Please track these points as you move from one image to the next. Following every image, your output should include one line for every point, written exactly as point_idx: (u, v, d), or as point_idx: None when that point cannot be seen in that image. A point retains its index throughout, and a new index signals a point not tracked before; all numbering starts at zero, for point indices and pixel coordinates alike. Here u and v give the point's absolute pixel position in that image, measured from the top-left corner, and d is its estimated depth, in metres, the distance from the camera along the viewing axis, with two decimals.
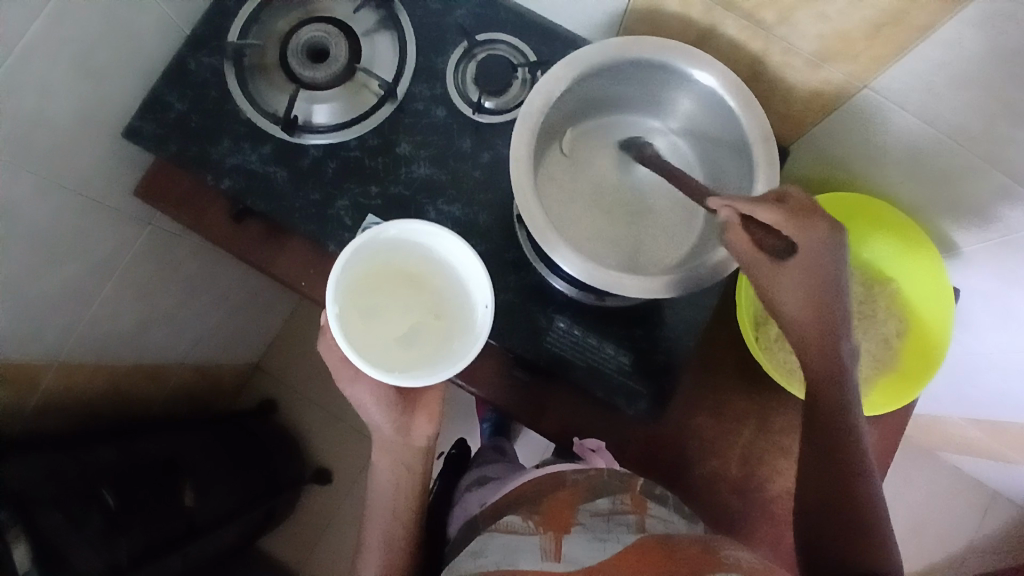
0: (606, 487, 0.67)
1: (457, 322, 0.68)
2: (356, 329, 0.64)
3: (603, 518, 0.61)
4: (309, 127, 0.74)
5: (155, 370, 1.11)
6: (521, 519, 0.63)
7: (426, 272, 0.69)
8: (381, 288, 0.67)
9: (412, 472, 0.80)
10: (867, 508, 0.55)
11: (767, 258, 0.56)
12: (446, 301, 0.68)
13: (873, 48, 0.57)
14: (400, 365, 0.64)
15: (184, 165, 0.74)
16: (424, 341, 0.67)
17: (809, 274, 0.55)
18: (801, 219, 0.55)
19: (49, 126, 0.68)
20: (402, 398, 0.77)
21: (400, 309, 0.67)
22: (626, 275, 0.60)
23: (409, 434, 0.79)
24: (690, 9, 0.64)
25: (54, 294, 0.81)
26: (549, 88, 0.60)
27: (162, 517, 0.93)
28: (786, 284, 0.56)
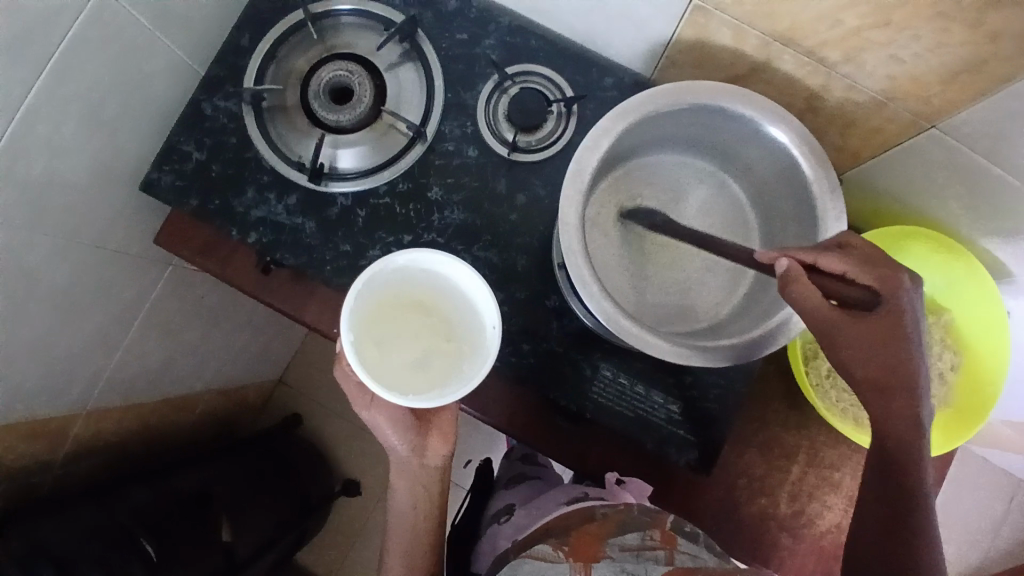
0: (635, 520, 0.64)
1: (470, 344, 0.62)
2: (367, 360, 0.58)
3: (633, 552, 0.59)
4: (335, 173, 0.70)
5: (182, 401, 1.09)
6: (550, 548, 0.63)
7: (432, 295, 0.63)
8: (387, 316, 0.61)
9: (429, 493, 0.77)
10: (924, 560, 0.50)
11: (844, 316, 0.50)
12: (457, 323, 0.62)
13: (948, 90, 0.53)
14: (415, 395, 0.58)
15: (207, 218, 0.71)
16: (437, 366, 0.61)
17: (887, 327, 0.49)
18: (880, 271, 0.50)
19: (64, 188, 0.65)
20: (415, 418, 0.72)
21: (409, 336, 0.61)
22: (685, 344, 0.57)
23: (425, 454, 0.73)
24: (744, 43, 0.60)
25: (78, 347, 0.79)
26: (596, 143, 0.56)
27: (202, 555, 0.93)
28: (860, 346, 0.50)
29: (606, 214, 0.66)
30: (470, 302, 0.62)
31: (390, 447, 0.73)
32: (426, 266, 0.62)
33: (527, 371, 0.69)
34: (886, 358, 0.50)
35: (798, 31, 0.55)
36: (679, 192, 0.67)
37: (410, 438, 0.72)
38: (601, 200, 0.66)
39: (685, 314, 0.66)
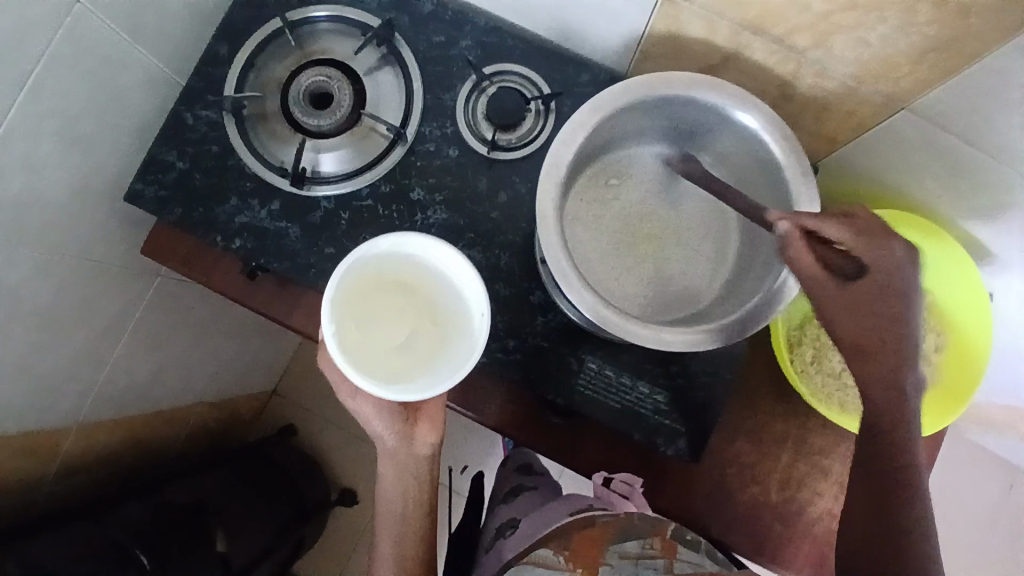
0: (635, 527, 0.67)
1: (457, 326, 0.60)
2: (351, 348, 0.57)
3: (632, 561, 0.64)
4: (318, 177, 0.71)
5: (173, 413, 1.09)
6: (551, 551, 0.66)
7: (416, 272, 0.60)
8: (370, 297, 0.59)
9: (418, 482, 0.75)
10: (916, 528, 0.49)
11: (832, 280, 0.53)
12: (442, 303, 0.60)
13: (916, 71, 0.54)
14: (399, 379, 0.58)
15: (190, 227, 0.71)
16: (423, 349, 0.60)
17: (875, 298, 0.51)
18: (873, 237, 0.53)
19: (45, 202, 0.65)
20: (404, 406, 0.70)
21: (392, 318, 0.59)
22: (669, 331, 0.58)
23: (414, 444, 0.71)
24: (716, 34, 0.60)
25: (64, 362, 0.79)
26: (571, 136, 0.57)
27: (200, 563, 0.92)
28: (849, 309, 0.52)
29: (587, 206, 0.67)
30: (454, 285, 0.61)
31: (374, 434, 0.71)
32: (410, 248, 0.60)
33: (514, 365, 0.70)
34: (875, 319, 0.51)
35: (767, 19, 0.55)
36: (661, 183, 0.68)
37: (398, 427, 0.70)
38: (581, 193, 0.67)
39: (671, 302, 0.66)
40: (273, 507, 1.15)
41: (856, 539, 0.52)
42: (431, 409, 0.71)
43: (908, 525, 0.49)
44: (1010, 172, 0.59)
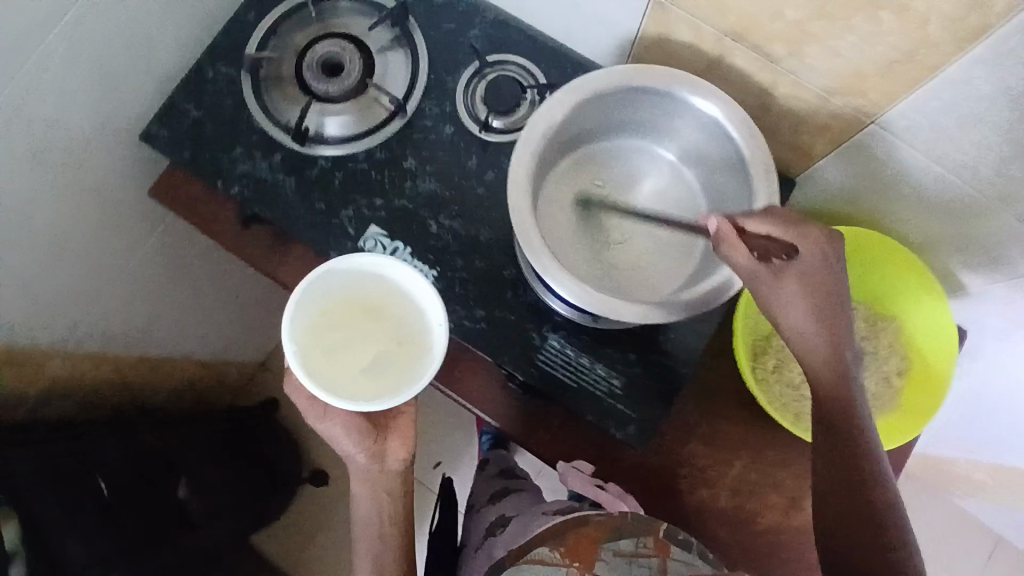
0: (629, 526, 0.68)
1: (423, 345, 0.65)
2: (320, 371, 0.62)
3: (626, 558, 0.65)
4: (319, 138, 0.76)
5: (160, 365, 1.13)
6: (548, 549, 0.67)
7: (383, 299, 0.66)
8: (339, 325, 0.65)
9: (391, 498, 0.77)
10: (881, 511, 0.55)
11: (766, 268, 0.55)
12: (408, 325, 0.65)
13: (883, 84, 0.56)
14: (368, 400, 0.62)
15: (196, 171, 0.76)
16: (390, 369, 0.64)
17: (818, 285, 0.55)
18: (799, 231, 0.56)
19: (67, 130, 0.71)
20: (373, 425, 0.73)
21: (360, 343, 0.64)
22: (618, 303, 0.61)
23: (386, 461, 0.74)
24: (701, 40, 0.64)
25: (63, 289, 0.84)
26: (551, 113, 0.61)
27: (156, 508, 0.97)
28: (786, 296, 0.56)
29: (564, 190, 0.71)
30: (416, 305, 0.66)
31: (346, 454, 0.74)
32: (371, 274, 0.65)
33: (478, 334, 0.73)
34: (819, 311, 0.56)
35: (746, 26, 0.59)
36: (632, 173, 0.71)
37: (368, 445, 0.73)
38: (560, 177, 0.71)
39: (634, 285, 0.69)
40: (243, 478, 1.20)
41: (840, 532, 0.56)
42: (401, 426, 0.74)
43: (874, 509, 0.55)
44: (975, 189, 0.61)
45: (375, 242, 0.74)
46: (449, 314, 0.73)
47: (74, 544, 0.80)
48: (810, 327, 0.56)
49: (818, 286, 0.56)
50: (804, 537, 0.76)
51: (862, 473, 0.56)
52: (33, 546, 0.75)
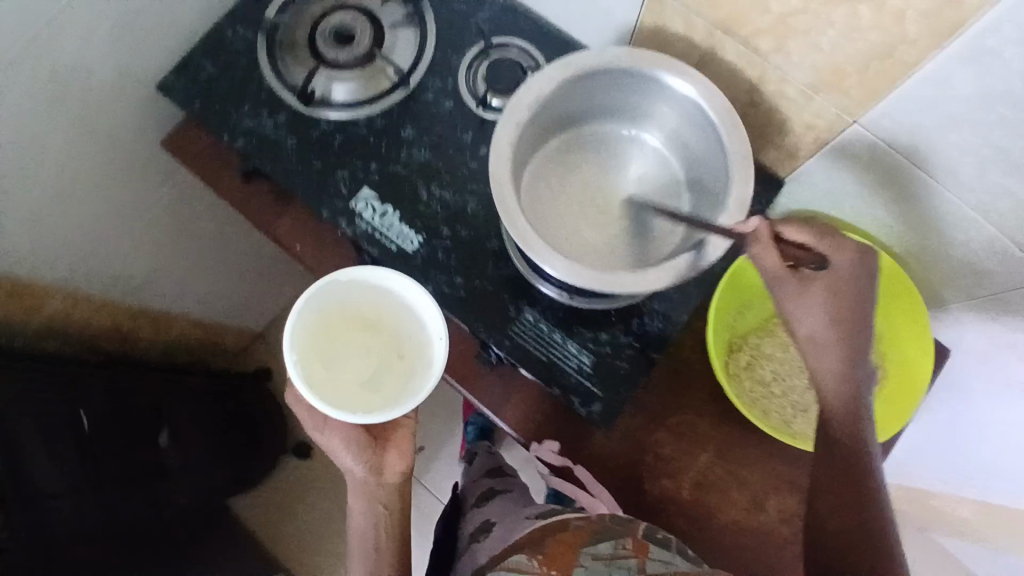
0: (609, 529, 0.65)
1: (420, 357, 0.68)
2: (318, 381, 0.65)
3: (605, 562, 0.61)
4: (325, 102, 0.79)
5: (159, 319, 1.16)
6: (524, 557, 0.63)
7: (382, 313, 0.69)
8: (339, 337, 0.68)
9: (387, 512, 0.76)
10: (880, 527, 0.54)
11: (792, 274, 0.55)
12: (406, 338, 0.69)
13: (863, 81, 0.57)
14: (369, 410, 0.65)
15: (205, 124, 0.79)
16: (389, 381, 0.68)
17: (841, 292, 0.54)
18: (837, 242, 0.55)
19: (88, 74, 0.74)
20: (372, 437, 0.72)
21: (360, 354, 0.68)
22: (584, 268, 0.61)
23: (384, 474, 0.73)
24: (693, 32, 0.66)
25: (70, 230, 0.88)
26: (540, 85, 0.63)
27: (134, 455, 0.98)
28: (810, 301, 0.55)
29: (552, 168, 0.72)
30: (414, 318, 0.69)
31: (345, 466, 0.73)
32: (371, 286, 0.68)
33: (455, 301, 0.74)
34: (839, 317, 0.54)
35: (735, 19, 0.60)
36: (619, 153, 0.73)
37: (367, 457, 0.72)
38: (550, 155, 0.72)
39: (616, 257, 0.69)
40: (226, 447, 1.19)
41: (831, 539, 0.55)
42: (400, 438, 0.73)
43: (874, 524, 0.54)
44: (953, 196, 0.61)
45: (367, 204, 0.76)
46: (430, 279, 0.75)
47: (54, 471, 0.83)
48: (817, 332, 0.55)
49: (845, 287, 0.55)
50: (762, 535, 0.75)
51: (863, 484, 0.55)
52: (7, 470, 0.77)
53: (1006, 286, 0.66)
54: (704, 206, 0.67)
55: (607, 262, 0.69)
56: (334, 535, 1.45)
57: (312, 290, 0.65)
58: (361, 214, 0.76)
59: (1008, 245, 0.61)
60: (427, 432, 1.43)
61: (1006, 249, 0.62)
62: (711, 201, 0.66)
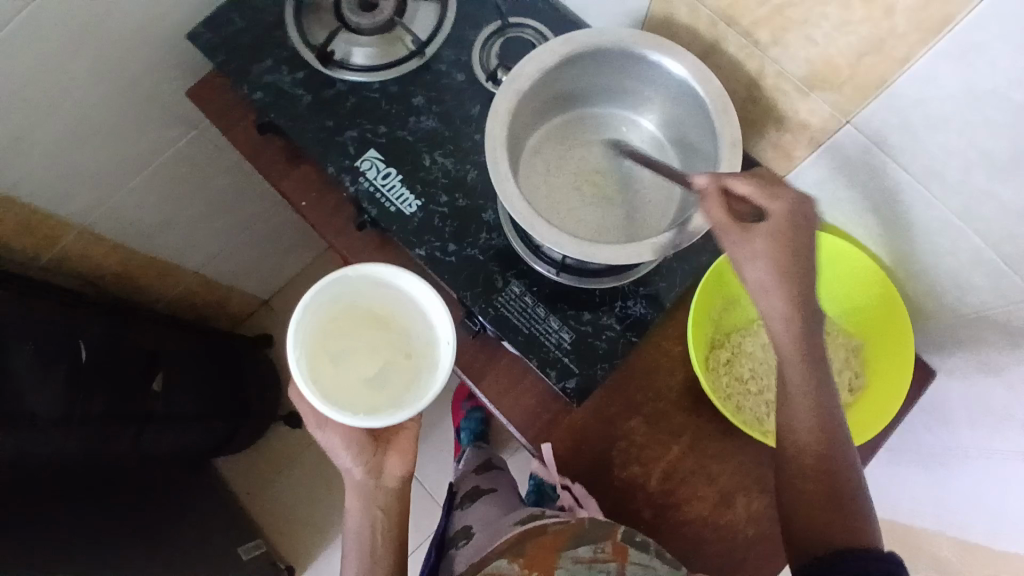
0: (588, 531, 0.64)
1: (427, 359, 0.67)
2: (322, 380, 0.64)
3: (586, 565, 0.63)
4: (343, 63, 0.81)
5: (168, 270, 1.19)
6: (505, 560, 0.64)
7: (392, 312, 0.69)
8: (347, 333, 0.68)
9: (385, 514, 0.75)
10: (849, 481, 0.58)
11: (738, 224, 0.58)
12: (414, 338, 0.68)
13: (856, 78, 0.58)
14: (372, 409, 0.64)
15: (226, 74, 0.82)
16: (394, 381, 0.67)
17: (784, 237, 0.57)
18: (776, 191, 0.58)
19: (121, 14, 0.78)
20: (374, 439, 0.72)
21: (367, 353, 0.67)
22: (566, 236, 0.63)
23: (382, 475, 0.73)
24: (699, 22, 0.67)
25: (92, 167, 0.92)
26: (542, 58, 0.65)
27: (127, 393, 0.98)
28: (755, 249, 0.57)
29: (549, 143, 0.74)
30: (423, 320, 0.68)
31: (344, 468, 0.73)
32: (379, 284, 0.68)
33: (445, 266, 0.76)
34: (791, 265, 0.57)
35: (737, 9, 0.62)
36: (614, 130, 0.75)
37: (366, 459, 0.72)
38: (548, 131, 0.75)
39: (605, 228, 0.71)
40: (216, 398, 1.19)
41: (806, 499, 0.58)
42: (401, 441, 0.73)
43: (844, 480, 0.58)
44: (940, 202, 0.61)
45: (371, 164, 0.79)
46: (422, 242, 0.76)
47: (46, 398, 0.84)
48: (774, 295, 0.57)
49: (789, 233, 0.57)
50: (727, 534, 0.74)
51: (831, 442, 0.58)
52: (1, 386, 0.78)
53: (989, 304, 0.65)
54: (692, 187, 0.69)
55: (595, 232, 0.71)
56: (317, 503, 1.47)
57: (320, 284, 0.65)
58: (365, 173, 0.78)
59: (994, 257, 0.61)
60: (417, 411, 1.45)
61: (992, 262, 0.61)
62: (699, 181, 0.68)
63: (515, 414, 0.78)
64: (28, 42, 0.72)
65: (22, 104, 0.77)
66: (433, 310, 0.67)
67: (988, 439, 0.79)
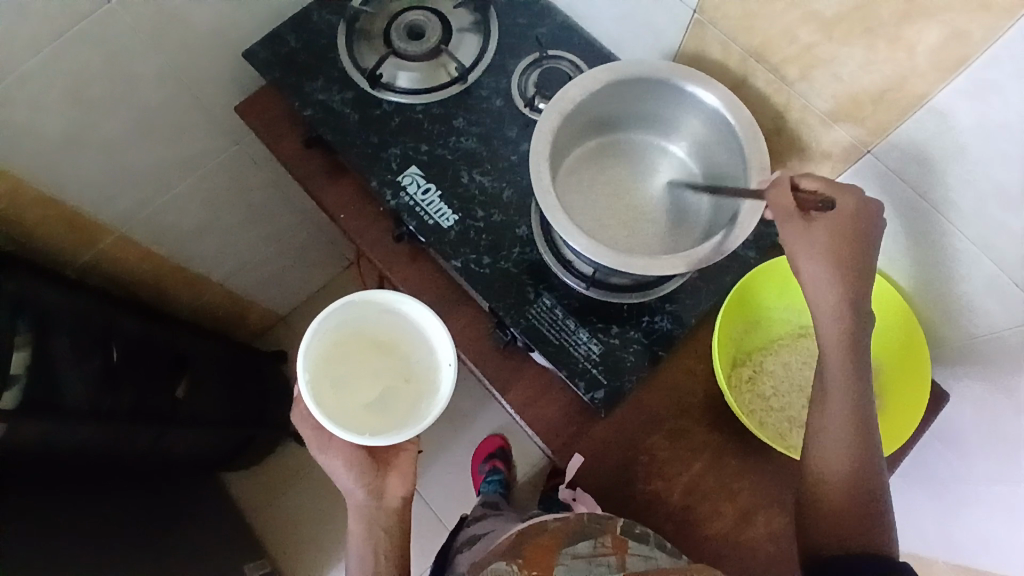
0: (586, 528, 0.66)
1: (429, 383, 0.68)
2: (327, 403, 0.65)
3: (585, 560, 0.62)
4: (389, 85, 0.86)
5: (195, 280, 1.22)
6: (503, 562, 0.63)
7: (397, 336, 0.69)
8: (351, 358, 0.68)
9: (388, 538, 0.74)
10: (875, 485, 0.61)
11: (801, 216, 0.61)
12: (414, 362, 0.69)
13: (878, 113, 0.62)
14: (375, 433, 0.65)
15: (280, 89, 0.87)
16: (395, 404, 0.67)
17: (845, 230, 0.60)
18: (840, 190, 0.62)
19: (187, 29, 0.84)
20: (374, 461, 0.73)
21: (367, 378, 0.67)
22: (602, 246, 0.67)
23: (384, 497, 0.73)
24: (729, 58, 0.72)
25: (137, 171, 0.96)
26: (586, 85, 0.71)
27: (152, 396, 0.99)
28: (814, 240, 0.61)
29: (584, 160, 0.79)
30: (426, 345, 0.69)
31: (345, 490, 0.72)
32: (385, 309, 0.69)
33: (478, 277, 0.79)
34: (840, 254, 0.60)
35: (768, 47, 0.67)
36: (645, 153, 0.80)
37: (368, 481, 0.72)
38: (584, 149, 0.79)
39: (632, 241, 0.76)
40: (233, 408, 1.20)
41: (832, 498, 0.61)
42: (402, 462, 0.74)
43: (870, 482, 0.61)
44: (957, 230, 0.65)
45: (412, 179, 0.83)
46: (458, 255, 0.80)
47: (77, 389, 0.85)
48: (823, 288, 0.61)
49: (847, 237, 0.61)
50: (748, 553, 0.75)
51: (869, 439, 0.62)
52: (39, 379, 0.80)
53: (1002, 328, 0.68)
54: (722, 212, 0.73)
55: (621, 243, 0.75)
56: (319, 522, 1.45)
57: (327, 308, 0.66)
58: (405, 188, 0.82)
59: (1010, 283, 0.64)
60: (427, 431, 1.45)
61: (1004, 285, 0.65)
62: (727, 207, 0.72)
63: (540, 426, 0.79)
64: (98, 43, 0.77)
65: (83, 102, 0.82)
66: (437, 333, 0.68)
67: (1004, 468, 0.82)
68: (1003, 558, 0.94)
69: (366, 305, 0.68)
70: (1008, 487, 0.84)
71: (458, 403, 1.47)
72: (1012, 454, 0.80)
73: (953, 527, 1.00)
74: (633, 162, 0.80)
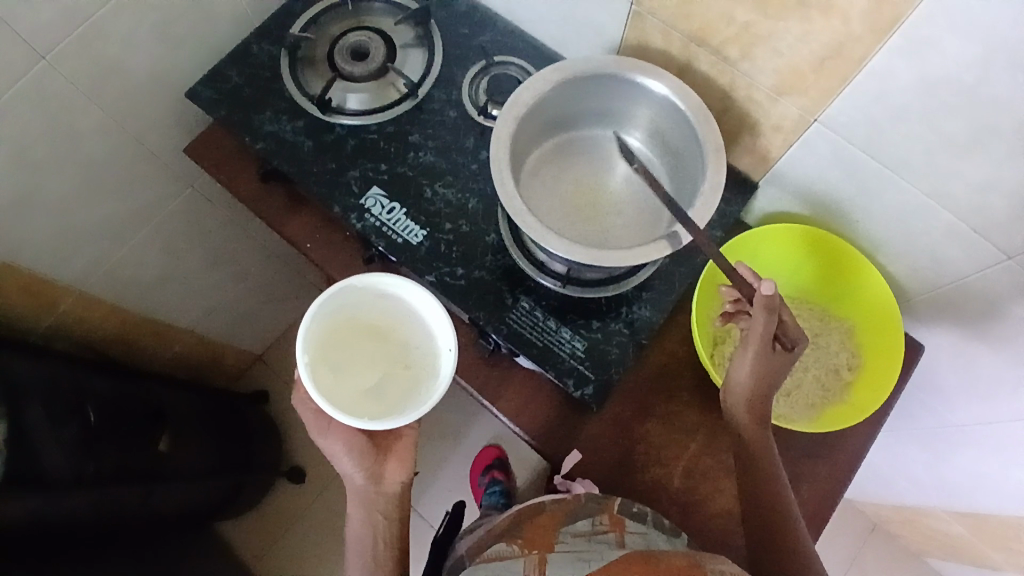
0: (584, 508, 0.65)
1: (427, 368, 0.67)
2: (325, 387, 0.63)
3: (585, 537, 0.60)
4: (339, 109, 0.85)
5: (164, 330, 1.19)
6: (504, 544, 0.61)
7: (395, 322, 0.69)
8: (349, 344, 0.67)
9: (388, 521, 0.72)
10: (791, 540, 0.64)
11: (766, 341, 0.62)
12: (413, 349, 0.68)
13: (820, 81, 0.64)
14: (374, 417, 0.64)
15: (228, 126, 0.85)
16: (394, 391, 0.66)
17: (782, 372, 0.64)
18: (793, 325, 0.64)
19: (123, 76, 0.82)
20: (374, 445, 0.70)
21: (365, 364, 0.66)
22: (574, 245, 0.67)
23: (383, 482, 0.71)
24: (671, 46, 0.74)
25: (91, 229, 0.93)
26: (537, 87, 0.72)
27: (133, 456, 0.96)
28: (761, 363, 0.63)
29: (543, 163, 0.80)
30: (425, 330, 0.68)
31: (345, 474, 0.71)
32: (385, 294, 0.68)
33: (454, 290, 0.79)
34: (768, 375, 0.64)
35: (707, 30, 0.68)
36: (604, 148, 0.81)
37: (366, 464, 0.70)
38: (541, 151, 0.80)
39: (599, 235, 0.77)
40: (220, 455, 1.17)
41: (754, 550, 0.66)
42: (401, 447, 0.71)
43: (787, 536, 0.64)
44: (910, 184, 0.67)
45: (375, 201, 0.82)
46: (431, 270, 0.79)
47: (59, 460, 0.82)
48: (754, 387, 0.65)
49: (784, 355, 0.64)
50: None
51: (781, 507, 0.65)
52: (15, 452, 0.76)
53: (966, 273, 0.71)
54: (684, 197, 0.74)
55: (589, 238, 0.76)
56: (323, 558, 1.42)
57: (327, 290, 0.64)
58: (370, 210, 0.82)
59: (966, 229, 0.66)
60: (421, 451, 1.43)
61: (963, 232, 0.67)
62: (689, 193, 0.74)
63: (534, 430, 0.79)
64: (33, 103, 0.75)
65: (25, 165, 0.79)
66: (436, 317, 0.67)
67: (986, 406, 0.85)
68: (999, 497, 0.96)
69: (365, 290, 0.67)
70: (993, 423, 0.86)
71: (450, 418, 1.46)
72: (992, 392, 0.83)
73: (946, 470, 1.03)
74: (593, 158, 0.81)
